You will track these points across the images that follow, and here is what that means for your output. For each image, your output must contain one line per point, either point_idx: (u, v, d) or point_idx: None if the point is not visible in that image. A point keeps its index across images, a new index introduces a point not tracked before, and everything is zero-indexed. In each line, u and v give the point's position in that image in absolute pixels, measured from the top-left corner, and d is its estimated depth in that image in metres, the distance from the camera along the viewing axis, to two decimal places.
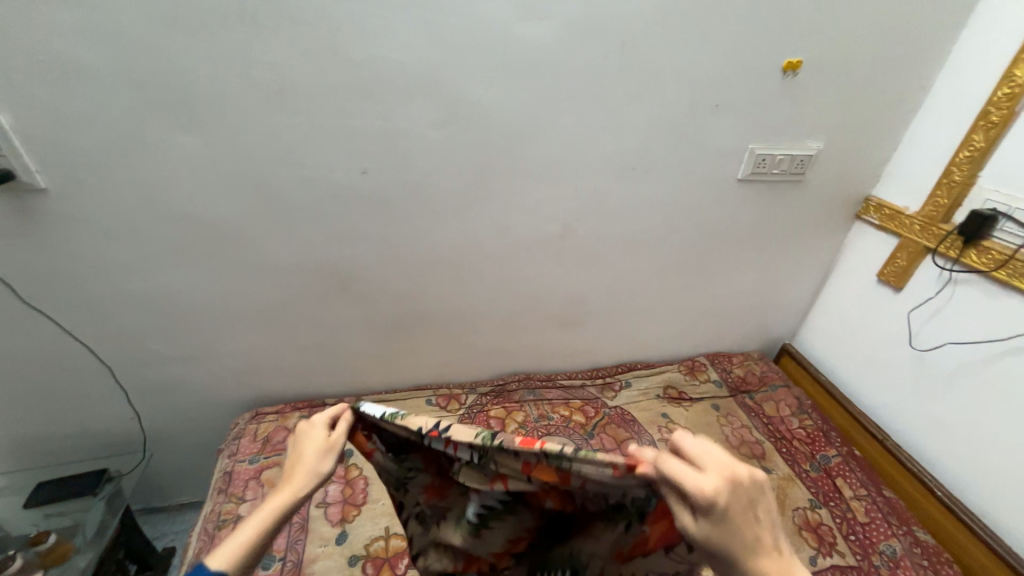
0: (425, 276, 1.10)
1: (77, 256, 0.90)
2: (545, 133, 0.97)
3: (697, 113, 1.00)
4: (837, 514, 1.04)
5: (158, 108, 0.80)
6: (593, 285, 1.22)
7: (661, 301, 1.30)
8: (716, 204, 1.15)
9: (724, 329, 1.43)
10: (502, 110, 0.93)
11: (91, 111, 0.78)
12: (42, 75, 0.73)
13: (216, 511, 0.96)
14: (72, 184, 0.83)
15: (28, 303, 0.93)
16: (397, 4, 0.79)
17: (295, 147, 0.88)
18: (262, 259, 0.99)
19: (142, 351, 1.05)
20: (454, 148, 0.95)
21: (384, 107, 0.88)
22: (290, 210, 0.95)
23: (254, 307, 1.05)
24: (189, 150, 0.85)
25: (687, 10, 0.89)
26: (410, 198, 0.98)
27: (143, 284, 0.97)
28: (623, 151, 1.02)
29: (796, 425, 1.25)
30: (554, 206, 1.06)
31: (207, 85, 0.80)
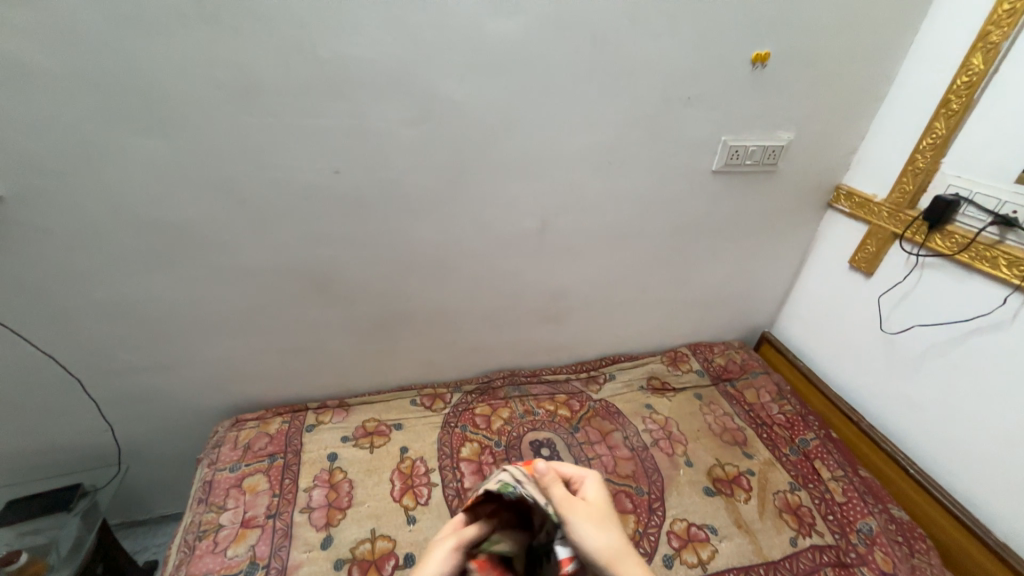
0: (405, 275, 1.09)
1: (39, 265, 0.87)
2: (520, 128, 0.97)
3: (670, 106, 1.01)
4: (816, 496, 1.07)
5: (118, 110, 0.77)
6: (574, 280, 1.22)
7: (642, 293, 1.31)
8: (692, 196, 1.16)
9: (705, 319, 1.45)
10: (477, 105, 0.92)
11: (47, 114, 0.75)
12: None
13: (196, 521, 0.94)
14: (30, 191, 0.80)
15: None
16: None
17: (265, 148, 0.87)
18: (236, 263, 0.97)
19: (114, 362, 1.02)
20: (429, 145, 0.94)
21: (355, 105, 0.87)
22: (263, 212, 0.93)
23: (229, 312, 1.03)
24: (153, 153, 0.82)
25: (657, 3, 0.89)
26: (386, 196, 0.97)
27: (112, 292, 0.94)
28: (598, 145, 1.03)
29: (776, 411, 1.28)
30: (532, 202, 1.06)
31: (169, 85, 0.77)
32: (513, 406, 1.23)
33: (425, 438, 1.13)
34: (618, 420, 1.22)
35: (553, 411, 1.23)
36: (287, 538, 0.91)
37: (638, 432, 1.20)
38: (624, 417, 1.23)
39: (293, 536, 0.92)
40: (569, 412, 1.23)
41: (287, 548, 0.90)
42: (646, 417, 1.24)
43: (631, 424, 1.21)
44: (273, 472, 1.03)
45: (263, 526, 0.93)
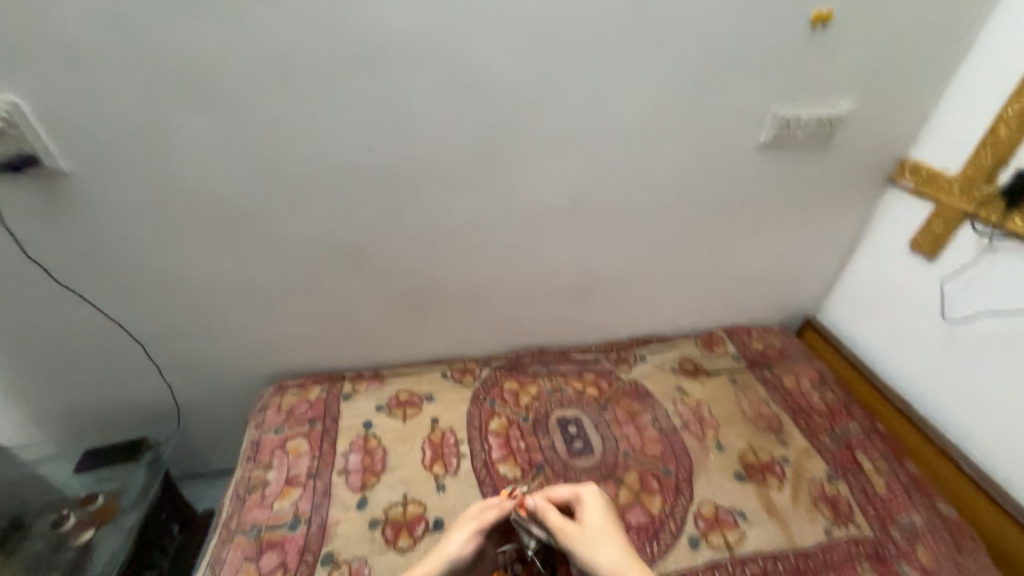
0: (437, 251, 1.10)
1: (103, 238, 0.94)
2: (554, 100, 0.93)
3: (715, 74, 0.95)
4: (856, 487, 1.03)
5: (167, 89, 0.81)
6: (606, 259, 1.20)
7: (677, 273, 1.27)
8: (736, 171, 1.10)
9: (744, 301, 1.39)
10: (510, 77, 0.90)
11: (104, 94, 0.79)
12: (55, 60, 0.75)
13: (246, 477, 1.02)
14: (92, 168, 0.86)
15: (62, 283, 0.98)
16: None
17: (301, 125, 0.88)
18: (277, 239, 1.01)
19: (171, 328, 1.10)
20: (462, 119, 0.93)
21: (387, 79, 0.86)
22: (301, 188, 0.96)
23: (271, 285, 1.08)
24: (198, 131, 0.86)
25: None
26: (418, 172, 0.97)
27: (166, 264, 1.01)
28: (636, 118, 0.98)
29: (817, 398, 1.22)
30: (565, 178, 1.04)
31: (211, 64, 0.80)
32: (541, 383, 1.24)
33: (454, 411, 1.16)
34: (648, 401, 1.21)
35: (581, 389, 1.23)
36: (326, 497, 0.98)
37: (667, 413, 1.18)
38: (654, 399, 1.21)
39: (332, 496, 0.98)
40: (598, 391, 1.23)
41: (327, 506, 0.97)
42: (677, 400, 1.21)
43: (660, 406, 1.20)
44: (313, 436, 1.09)
45: (305, 485, 1.00)
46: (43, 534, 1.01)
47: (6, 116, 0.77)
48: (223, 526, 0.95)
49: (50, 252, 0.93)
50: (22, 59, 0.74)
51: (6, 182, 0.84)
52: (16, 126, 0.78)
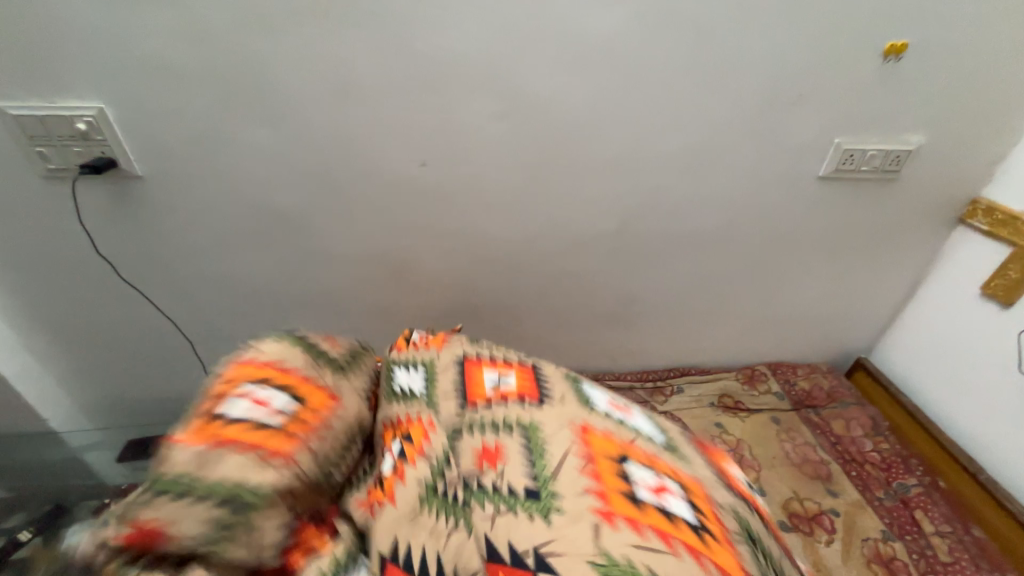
0: (477, 267, 1.09)
1: (164, 240, 0.99)
2: (607, 125, 0.93)
3: (776, 104, 0.92)
4: (914, 550, 0.96)
5: (237, 103, 0.85)
6: (648, 285, 1.17)
7: (721, 306, 1.23)
8: (793, 203, 1.06)
9: (790, 339, 1.33)
10: (564, 101, 0.90)
11: (178, 105, 0.84)
12: (138, 70, 0.80)
13: None
14: (161, 173, 0.90)
15: (123, 280, 1.03)
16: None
17: (358, 140, 0.91)
18: (324, 248, 1.04)
19: (215, 329, 1.14)
20: (514, 141, 0.93)
21: (445, 99, 0.88)
22: (353, 201, 0.98)
23: (315, 294, 1.11)
24: (262, 142, 0.89)
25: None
26: (465, 190, 0.98)
27: (218, 267, 1.04)
28: (691, 145, 0.96)
29: (870, 448, 1.14)
30: (611, 202, 1.02)
31: (279, 80, 0.83)
32: None
33: None
34: None
35: None
36: None
37: None
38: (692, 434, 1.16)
39: None
40: None
41: None
42: (716, 437, 1.16)
43: None
44: None
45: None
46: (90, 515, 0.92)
47: (92, 120, 0.82)
48: None
49: (116, 250, 0.99)
50: (114, 73, 0.80)
51: (85, 182, 0.90)
52: (100, 130, 0.84)
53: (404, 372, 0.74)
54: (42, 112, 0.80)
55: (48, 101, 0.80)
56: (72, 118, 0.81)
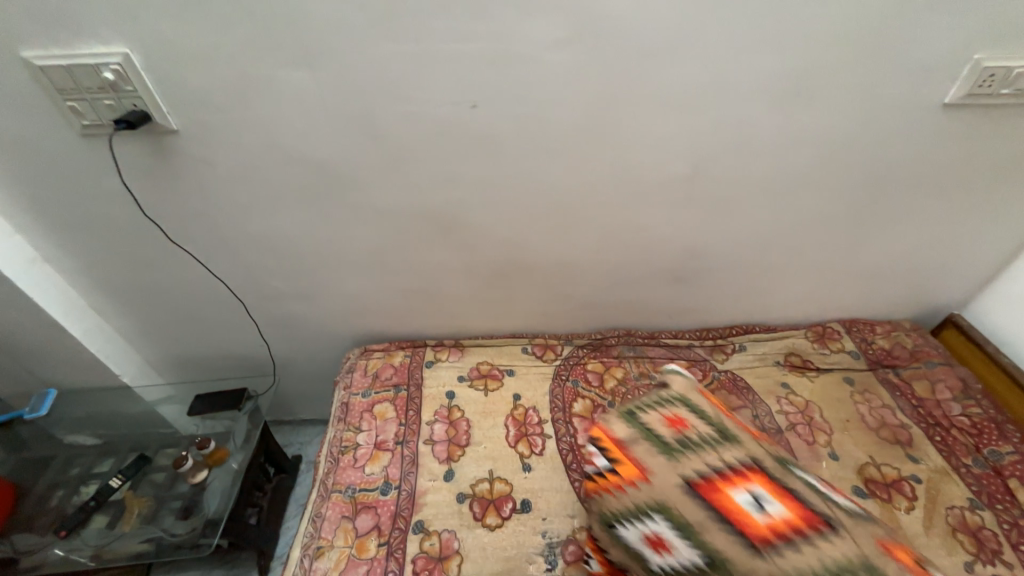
0: (533, 221, 1.01)
1: (207, 199, 0.95)
2: (690, 49, 0.78)
3: (906, 11, 0.75)
4: (1005, 519, 0.88)
5: (269, 42, 0.75)
6: (718, 237, 1.06)
7: (797, 259, 1.11)
8: (903, 137, 0.90)
9: (871, 295, 1.20)
10: (639, 20, 0.75)
11: (206, 47, 0.75)
12: (160, 7, 0.71)
13: (338, 437, 1.06)
14: (197, 126, 0.84)
15: (172, 240, 1.01)
16: None
17: (402, 79, 0.80)
18: (370, 203, 0.97)
19: (265, 288, 1.13)
20: (578, 73, 0.81)
21: (500, 26, 0.75)
22: (398, 151, 0.90)
23: (362, 251, 1.06)
24: (298, 87, 0.81)
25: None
26: (521, 134, 0.88)
27: (263, 225, 1.00)
28: (788, 69, 0.81)
29: (957, 412, 1.05)
30: (686, 143, 0.90)
31: (312, 11, 0.73)
32: (627, 366, 1.17)
33: (537, 388, 1.13)
34: (747, 396, 1.10)
35: None
36: (414, 466, 0.99)
37: (771, 412, 1.08)
38: (755, 394, 1.11)
39: (420, 465, 1.00)
40: None
41: (410, 472, 0.99)
42: (782, 398, 1.10)
43: (763, 403, 1.09)
44: (399, 402, 1.11)
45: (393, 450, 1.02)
46: (165, 467, 1.13)
47: (118, 69, 0.76)
48: (324, 478, 1.00)
49: (162, 211, 0.96)
50: (135, 10, 0.71)
51: (122, 139, 0.85)
52: (128, 80, 0.77)
53: (642, 530, 0.60)
54: (67, 61, 0.74)
55: (71, 48, 0.73)
56: (97, 67, 0.75)
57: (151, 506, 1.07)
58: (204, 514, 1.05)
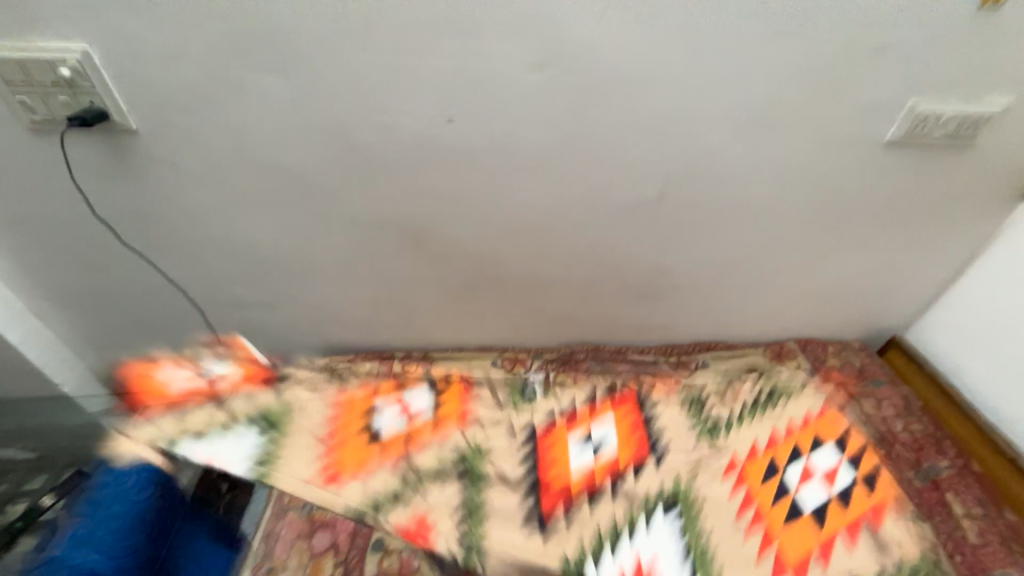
0: (505, 236, 1.03)
1: (166, 201, 0.91)
2: (657, 79, 0.82)
3: (851, 57, 0.82)
4: (942, 531, 0.94)
5: (242, 46, 0.75)
6: (682, 257, 1.10)
7: (756, 280, 1.17)
8: (850, 172, 0.97)
9: (824, 316, 1.27)
10: (609, 49, 0.79)
11: (174, 48, 0.74)
12: (128, 6, 0.70)
13: (298, 452, 1.03)
14: (160, 127, 0.82)
15: (126, 243, 0.97)
16: None
17: (377, 91, 0.81)
18: (340, 212, 0.96)
19: (226, 295, 1.09)
20: (551, 95, 0.83)
21: (476, 46, 0.77)
22: (372, 162, 0.89)
23: (331, 260, 1.04)
24: (271, 93, 0.80)
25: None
26: (495, 151, 0.89)
27: (227, 230, 0.97)
28: (747, 102, 0.86)
29: (901, 428, 1.11)
30: (654, 167, 0.93)
31: (289, 19, 0.73)
32: (594, 381, 1.18)
33: (505, 401, 1.12)
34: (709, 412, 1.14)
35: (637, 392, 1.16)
36: (377, 481, 0.97)
37: None
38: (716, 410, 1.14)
39: (383, 480, 0.97)
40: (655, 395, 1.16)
41: (368, 487, 0.96)
42: None
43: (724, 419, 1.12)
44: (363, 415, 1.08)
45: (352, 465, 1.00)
46: None
47: (77, 66, 0.73)
48: (280, 496, 0.96)
49: (116, 212, 0.92)
50: (100, 7, 0.69)
51: (76, 136, 0.81)
52: (86, 77, 0.74)
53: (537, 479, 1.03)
54: (19, 54, 0.70)
55: (25, 42, 0.70)
56: (53, 63, 0.72)
57: None
58: None
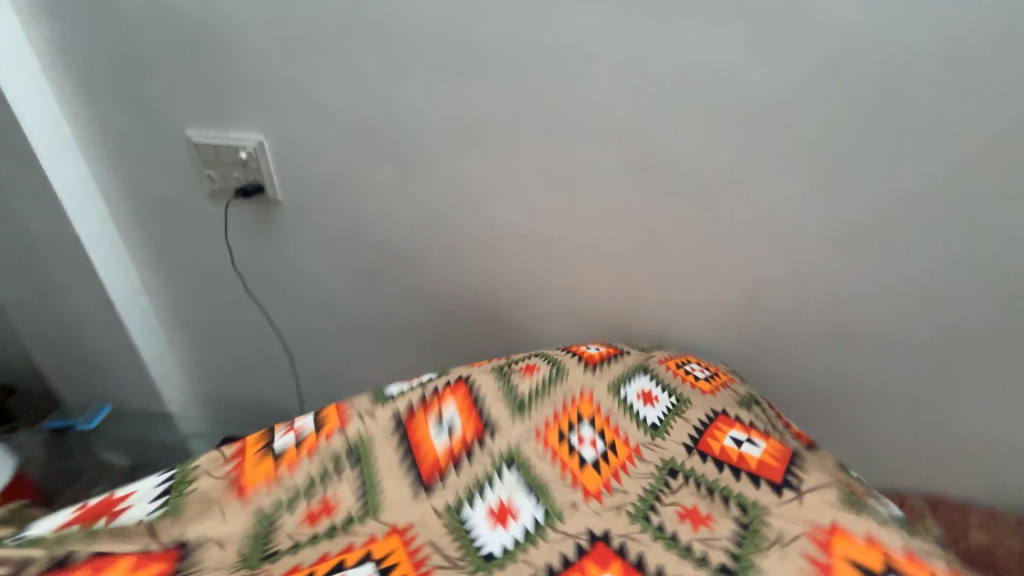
0: (579, 324, 1.04)
1: (286, 260, 1.06)
2: (747, 186, 0.83)
3: (968, 179, 0.78)
4: None
5: (372, 141, 0.89)
6: (769, 371, 1.03)
7: (856, 406, 1.03)
8: (978, 301, 0.88)
9: (947, 464, 1.07)
10: (701, 163, 0.82)
11: (322, 141, 0.90)
12: (281, 69, 0.84)
13: None
14: (297, 201, 0.98)
15: (249, 292, 1.13)
16: (616, 59, 0.76)
17: (477, 186, 0.90)
18: (425, 286, 1.05)
19: (315, 346, 1.19)
20: (637, 200, 0.87)
21: (572, 149, 0.84)
22: (462, 244, 0.97)
23: (411, 328, 1.11)
24: (388, 181, 0.93)
25: (981, 57, 0.69)
26: (576, 246, 0.94)
27: (327, 291, 1.09)
28: (847, 220, 0.84)
29: None
30: (737, 274, 0.92)
31: (416, 126, 0.86)
32: None
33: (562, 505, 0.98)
34: None
35: None
36: None
37: None
38: None
39: None
40: None
41: None
42: None
43: None
44: None
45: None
46: None
47: (251, 151, 0.93)
48: None
49: (247, 264, 1.08)
50: (281, 113, 0.89)
51: (237, 204, 1.01)
52: (256, 160, 0.94)
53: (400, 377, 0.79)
54: (216, 141, 0.92)
55: (222, 133, 0.92)
56: (236, 148, 0.92)
57: None
58: None
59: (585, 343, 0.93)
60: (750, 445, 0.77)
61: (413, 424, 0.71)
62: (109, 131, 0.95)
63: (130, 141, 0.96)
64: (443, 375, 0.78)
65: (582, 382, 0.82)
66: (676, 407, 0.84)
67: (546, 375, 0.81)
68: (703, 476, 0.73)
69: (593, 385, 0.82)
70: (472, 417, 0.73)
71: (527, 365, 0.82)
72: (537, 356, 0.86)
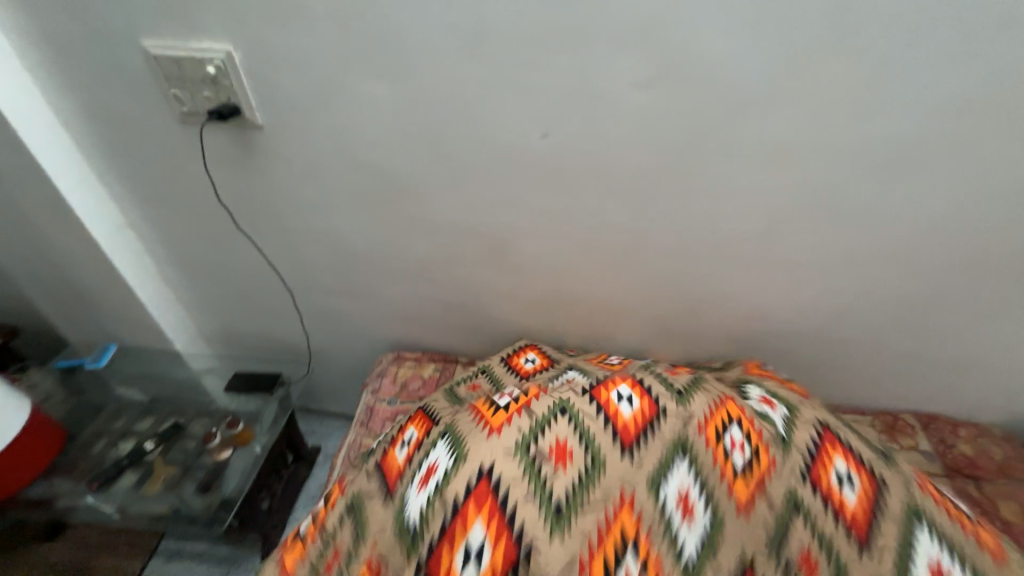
0: (589, 255, 1.00)
1: (276, 192, 0.99)
2: (784, 100, 0.74)
3: None
4: None
5: (358, 52, 0.78)
6: (781, 298, 1.02)
7: (863, 330, 1.04)
8: (1015, 226, 0.83)
9: (943, 384, 1.10)
10: (736, 71, 0.72)
11: (301, 52, 0.79)
12: None
13: (357, 442, 1.09)
14: (280, 125, 0.88)
15: (240, 227, 1.07)
16: None
17: (480, 104, 0.81)
18: (427, 218, 0.99)
19: (316, 282, 1.16)
20: (659, 117, 0.78)
21: (587, 57, 0.73)
22: (465, 171, 0.90)
23: (415, 262, 1.08)
24: (380, 100, 0.83)
25: None
26: (589, 171, 0.86)
27: (324, 224, 1.04)
28: (891, 137, 0.76)
29: None
30: (761, 199, 0.86)
31: (406, 31, 0.74)
32: None
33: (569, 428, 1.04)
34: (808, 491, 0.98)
35: None
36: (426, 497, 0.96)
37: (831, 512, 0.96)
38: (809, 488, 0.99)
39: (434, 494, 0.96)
40: None
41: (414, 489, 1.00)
42: None
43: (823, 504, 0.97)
44: None
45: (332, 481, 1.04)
46: (197, 436, 1.17)
47: (220, 65, 0.81)
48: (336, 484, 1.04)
49: (234, 197, 1.01)
50: (249, 17, 0.76)
51: (213, 129, 0.91)
52: (227, 76, 0.82)
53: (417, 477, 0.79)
54: (178, 53, 0.80)
55: (183, 44, 0.80)
56: (203, 62, 0.80)
57: (177, 473, 1.10)
58: (221, 493, 1.07)
59: (615, 383, 0.86)
60: (854, 482, 0.77)
61: (436, 559, 0.70)
62: (50, 46, 0.83)
63: (80, 57, 0.84)
64: (465, 471, 0.74)
65: (622, 477, 0.77)
66: (784, 424, 0.84)
67: (582, 468, 0.76)
68: (811, 507, 0.75)
69: (634, 483, 0.77)
70: (506, 542, 0.70)
71: (557, 449, 0.77)
72: (568, 423, 0.79)
